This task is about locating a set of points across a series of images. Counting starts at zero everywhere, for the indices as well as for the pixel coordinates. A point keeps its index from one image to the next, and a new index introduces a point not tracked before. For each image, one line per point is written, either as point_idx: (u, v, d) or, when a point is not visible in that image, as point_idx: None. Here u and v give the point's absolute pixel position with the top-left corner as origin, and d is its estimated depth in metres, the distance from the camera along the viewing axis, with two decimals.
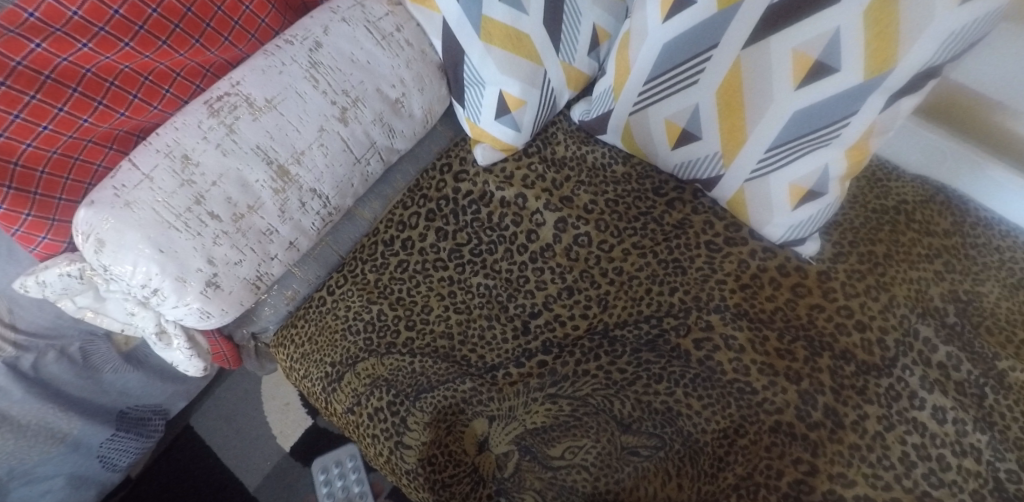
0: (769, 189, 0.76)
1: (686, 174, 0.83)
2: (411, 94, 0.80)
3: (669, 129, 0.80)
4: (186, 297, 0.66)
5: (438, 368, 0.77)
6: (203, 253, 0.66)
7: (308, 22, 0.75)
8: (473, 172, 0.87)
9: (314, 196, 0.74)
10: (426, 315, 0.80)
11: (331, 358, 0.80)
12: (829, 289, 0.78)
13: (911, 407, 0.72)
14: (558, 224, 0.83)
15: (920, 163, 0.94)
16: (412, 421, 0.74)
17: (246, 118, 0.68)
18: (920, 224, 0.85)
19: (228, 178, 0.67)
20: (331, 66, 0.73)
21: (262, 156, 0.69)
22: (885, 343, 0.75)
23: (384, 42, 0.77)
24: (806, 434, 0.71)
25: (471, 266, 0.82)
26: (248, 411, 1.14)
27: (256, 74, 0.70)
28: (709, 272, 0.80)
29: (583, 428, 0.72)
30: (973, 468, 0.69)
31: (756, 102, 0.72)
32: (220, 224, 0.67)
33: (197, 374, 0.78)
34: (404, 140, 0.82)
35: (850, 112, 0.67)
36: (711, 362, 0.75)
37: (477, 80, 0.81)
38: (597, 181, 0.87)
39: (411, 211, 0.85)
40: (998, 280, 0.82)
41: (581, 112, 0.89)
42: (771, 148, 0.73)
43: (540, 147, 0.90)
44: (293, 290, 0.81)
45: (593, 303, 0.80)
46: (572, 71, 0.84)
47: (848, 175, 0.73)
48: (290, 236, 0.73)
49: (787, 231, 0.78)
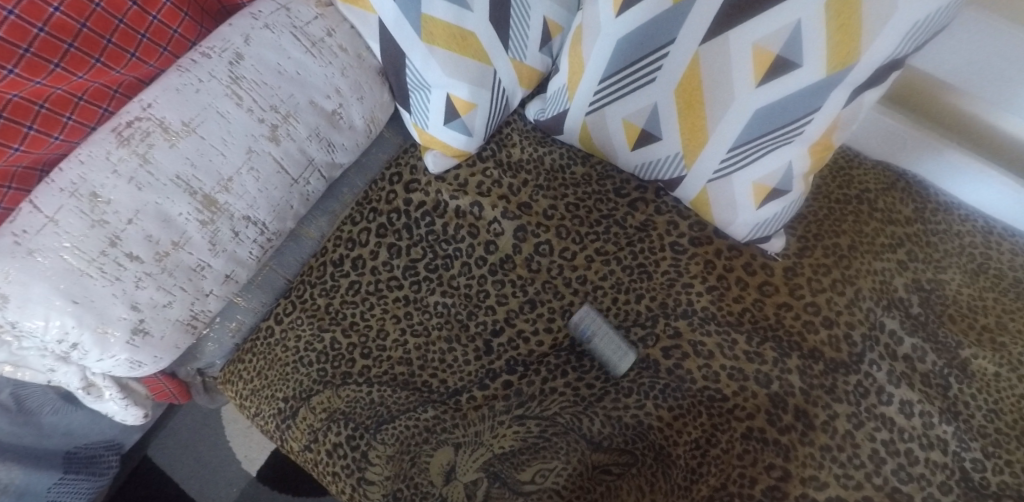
0: (733, 189, 0.73)
1: (648, 175, 0.80)
2: (349, 104, 0.74)
3: (628, 129, 0.76)
4: (111, 350, 0.60)
5: (397, 397, 0.73)
6: (125, 300, 0.60)
7: (225, 30, 0.67)
8: (425, 181, 0.81)
9: (249, 223, 0.68)
10: (382, 340, 0.75)
11: (283, 393, 0.74)
12: (795, 286, 0.77)
13: (879, 403, 0.71)
14: (518, 233, 0.78)
15: (882, 149, 0.93)
16: (373, 455, 0.70)
17: (161, 145, 0.61)
18: (883, 213, 0.83)
19: (146, 214, 0.60)
20: (255, 80, 0.66)
21: (183, 186, 0.62)
22: (852, 339, 0.74)
23: (314, 48, 0.71)
24: (777, 439, 0.69)
25: (427, 284, 0.78)
26: (209, 437, 1.07)
27: (169, 95, 0.62)
28: (674, 277, 0.77)
29: (552, 449, 0.69)
30: (940, 459, 0.69)
31: (716, 100, 0.68)
32: (141, 266, 0.60)
33: (137, 422, 0.72)
34: (346, 153, 0.76)
35: (813, 109, 0.63)
36: (680, 371, 0.73)
37: (422, 84, 0.75)
38: (556, 184, 0.82)
39: (360, 227, 0.79)
40: (959, 267, 0.82)
41: (537, 111, 0.84)
42: (733, 147, 0.69)
43: (495, 150, 0.84)
44: (237, 322, 0.76)
45: (555, 315, 0.77)
46: (523, 69, 0.79)
47: (811, 170, 0.70)
48: (224, 270, 0.67)
49: (752, 229, 0.75)
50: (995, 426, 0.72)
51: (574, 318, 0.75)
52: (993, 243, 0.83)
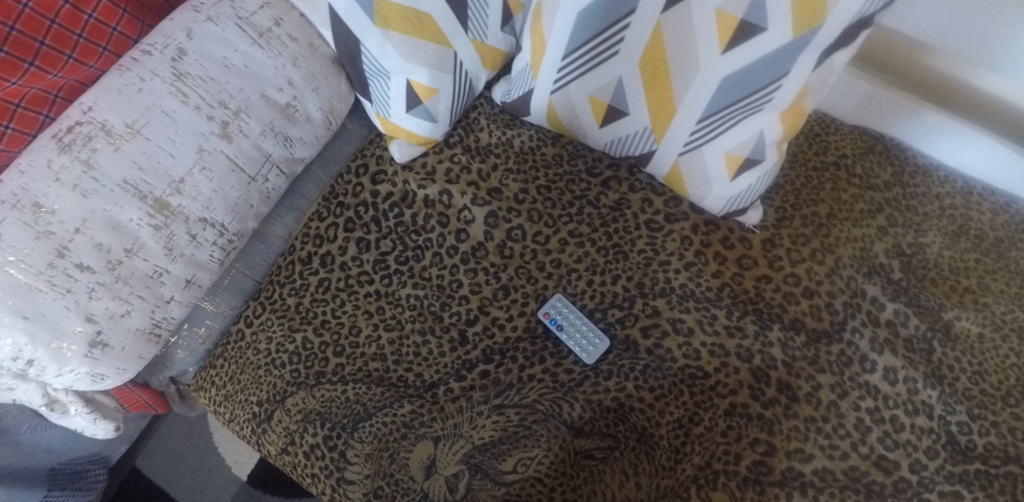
0: (705, 162, 0.71)
1: (619, 152, 0.78)
2: (304, 95, 0.71)
3: (594, 106, 0.73)
4: (69, 364, 0.58)
5: (373, 394, 0.71)
6: (79, 312, 0.58)
7: (167, 26, 0.65)
8: (392, 171, 0.79)
9: (206, 225, 0.65)
10: (355, 337, 0.74)
11: (257, 397, 0.72)
12: (774, 258, 0.75)
13: (863, 371, 0.70)
14: (488, 219, 0.76)
15: (859, 114, 0.90)
16: (352, 455, 0.69)
17: (105, 149, 0.59)
18: (861, 179, 0.82)
19: (94, 222, 0.58)
20: (200, 76, 0.64)
21: (132, 191, 0.60)
22: (834, 308, 0.73)
23: (262, 39, 0.68)
24: (761, 414, 0.69)
25: (399, 277, 0.76)
26: (196, 444, 1.05)
27: (110, 96, 0.60)
28: (651, 255, 0.76)
29: (534, 437, 0.69)
30: (926, 425, 0.68)
31: (681, 71, 0.65)
32: (94, 276, 0.58)
33: (108, 435, 0.71)
34: (306, 147, 0.74)
35: (781, 74, 0.60)
36: (660, 350, 0.72)
37: (380, 71, 0.72)
38: (526, 167, 0.80)
39: (327, 222, 0.77)
40: (940, 229, 0.81)
41: (503, 93, 0.81)
42: (702, 118, 0.67)
43: (462, 136, 0.81)
44: (206, 327, 0.74)
45: (531, 300, 0.75)
46: (486, 49, 0.75)
47: (784, 138, 0.67)
48: (184, 275, 0.65)
49: (727, 202, 0.73)
50: (980, 387, 0.71)
51: (547, 305, 0.74)
52: (974, 203, 0.82)
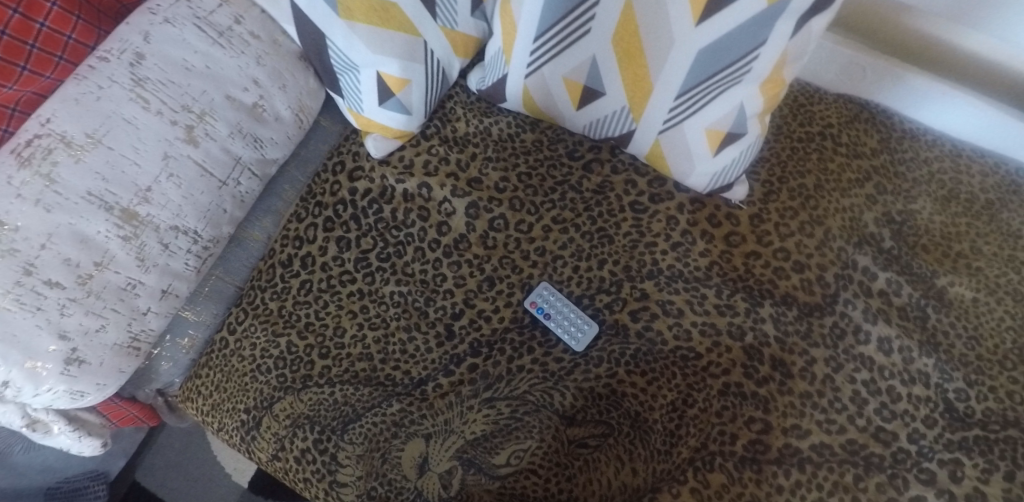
0: (686, 139, 0.69)
1: (598, 133, 0.76)
2: (271, 94, 0.70)
3: (570, 88, 0.71)
4: (45, 383, 0.57)
5: (361, 394, 0.70)
6: (51, 329, 0.56)
7: (123, 30, 0.63)
8: (369, 167, 0.77)
9: (178, 233, 0.64)
10: (340, 338, 0.72)
11: (244, 404, 0.71)
12: (762, 233, 0.74)
13: (857, 343, 0.69)
14: (469, 210, 0.75)
15: (842, 82, 0.89)
16: (343, 457, 0.68)
17: (66, 161, 0.57)
18: (847, 147, 0.80)
19: (60, 236, 0.56)
20: (160, 80, 0.62)
21: (97, 203, 0.58)
22: (825, 280, 0.72)
23: (222, 39, 0.66)
24: (755, 392, 0.68)
25: (381, 274, 0.74)
26: (195, 453, 1.01)
27: (67, 107, 0.58)
28: (637, 237, 0.74)
29: (526, 429, 0.68)
30: (923, 394, 0.67)
31: (655, 46, 0.63)
32: (64, 292, 0.57)
33: (96, 452, 0.70)
34: (278, 147, 0.72)
35: (757, 44, 0.59)
36: (651, 333, 0.71)
37: (348, 65, 0.70)
38: (505, 154, 0.78)
39: (306, 223, 0.76)
40: (930, 195, 0.79)
41: (478, 81, 0.79)
42: (680, 93, 0.65)
43: (439, 127, 0.79)
44: (189, 337, 0.73)
45: (516, 290, 0.74)
46: (457, 36, 0.73)
47: (765, 110, 0.66)
48: (160, 285, 0.64)
49: (711, 178, 0.72)
50: (976, 353, 0.70)
51: (533, 294, 0.73)
52: (963, 166, 0.81)
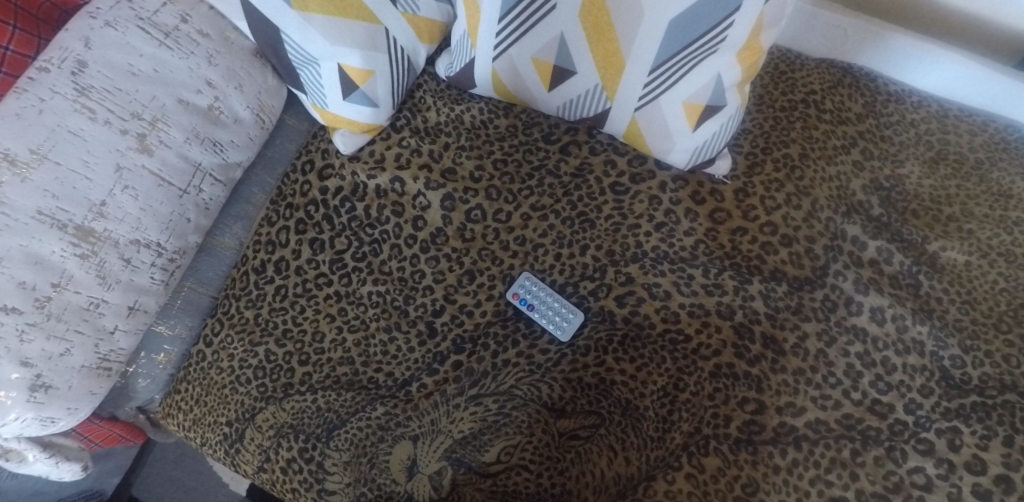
0: (664, 115, 0.66)
1: (573, 114, 0.73)
2: (226, 96, 0.67)
3: (540, 69, 0.68)
4: (10, 412, 0.55)
5: (344, 399, 0.69)
6: (11, 357, 0.54)
7: (62, 38, 0.59)
8: (339, 164, 0.74)
9: (140, 247, 0.62)
10: (320, 343, 0.70)
11: (226, 416, 0.70)
12: (748, 208, 0.71)
13: (849, 314, 0.67)
14: (445, 202, 0.72)
15: (825, 47, 0.86)
16: (329, 464, 0.66)
17: (9, 180, 0.54)
18: (832, 114, 0.78)
19: (12, 259, 0.54)
20: (105, 88, 0.59)
21: (49, 221, 0.55)
22: (814, 253, 0.70)
23: (169, 40, 0.63)
24: (748, 372, 0.66)
25: (358, 274, 0.72)
26: (191, 466, 0.99)
27: (8, 123, 0.55)
28: (620, 220, 0.72)
29: (514, 424, 0.67)
30: (918, 363, 0.65)
31: (625, 19, 0.60)
32: (22, 317, 0.54)
33: (77, 476, 0.68)
34: (239, 150, 0.70)
35: (731, 10, 0.56)
36: (638, 318, 0.69)
37: (306, 59, 0.67)
38: (479, 142, 0.76)
39: (277, 226, 0.73)
40: (917, 157, 0.78)
41: (446, 67, 0.76)
42: (654, 68, 0.62)
43: (409, 117, 0.76)
44: (165, 352, 0.71)
45: (498, 282, 0.72)
46: (420, 22, 0.70)
47: (743, 79, 0.63)
48: (126, 302, 0.62)
49: (693, 154, 0.69)
50: (971, 317, 0.68)
51: (515, 286, 0.71)
52: (950, 126, 0.79)
